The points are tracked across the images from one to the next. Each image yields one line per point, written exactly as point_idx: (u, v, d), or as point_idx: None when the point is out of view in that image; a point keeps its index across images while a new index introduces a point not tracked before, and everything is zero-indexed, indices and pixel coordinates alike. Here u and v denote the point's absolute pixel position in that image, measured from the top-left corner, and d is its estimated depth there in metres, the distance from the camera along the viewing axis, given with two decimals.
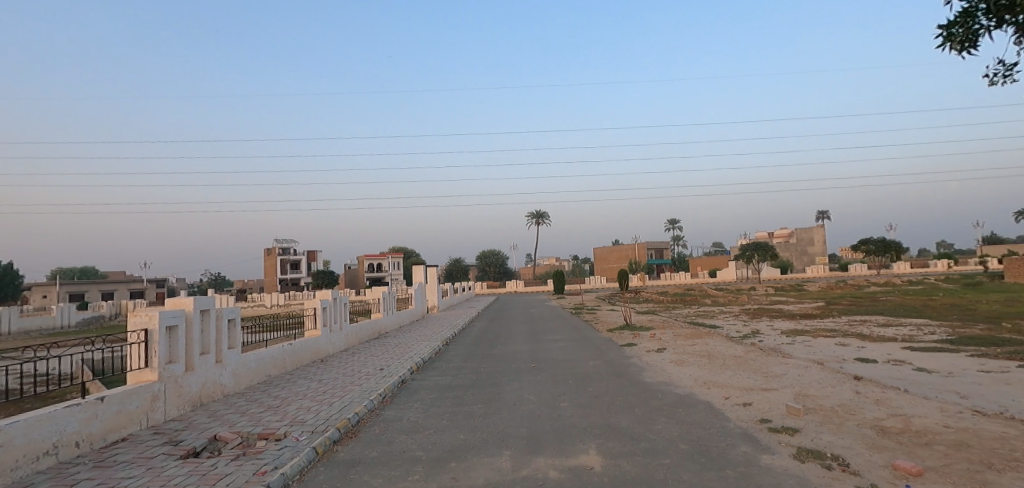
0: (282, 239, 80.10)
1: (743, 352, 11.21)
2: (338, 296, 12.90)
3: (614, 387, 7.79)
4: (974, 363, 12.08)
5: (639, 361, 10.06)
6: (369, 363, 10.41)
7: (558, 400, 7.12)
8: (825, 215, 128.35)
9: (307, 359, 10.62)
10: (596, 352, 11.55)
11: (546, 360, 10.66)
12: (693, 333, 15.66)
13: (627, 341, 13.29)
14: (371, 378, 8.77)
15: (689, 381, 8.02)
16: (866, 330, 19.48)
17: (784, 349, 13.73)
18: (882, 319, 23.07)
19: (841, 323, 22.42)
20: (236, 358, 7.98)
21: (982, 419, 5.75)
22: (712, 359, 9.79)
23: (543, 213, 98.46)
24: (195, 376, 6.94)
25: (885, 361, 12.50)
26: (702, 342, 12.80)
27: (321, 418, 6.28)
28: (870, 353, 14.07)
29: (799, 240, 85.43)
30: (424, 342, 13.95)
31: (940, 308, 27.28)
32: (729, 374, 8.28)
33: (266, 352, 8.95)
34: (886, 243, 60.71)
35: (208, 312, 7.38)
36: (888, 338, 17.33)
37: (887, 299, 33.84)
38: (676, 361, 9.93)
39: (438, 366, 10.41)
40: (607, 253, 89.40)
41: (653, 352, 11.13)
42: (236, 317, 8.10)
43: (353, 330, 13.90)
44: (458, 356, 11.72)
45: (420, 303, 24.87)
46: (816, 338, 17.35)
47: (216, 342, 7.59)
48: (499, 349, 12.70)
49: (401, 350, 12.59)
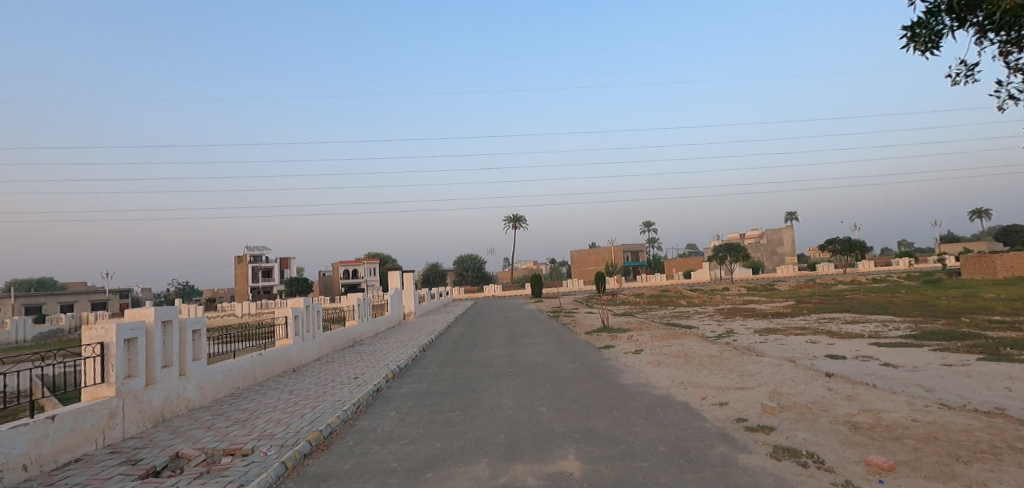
0: (253, 246, 78.23)
1: (718, 351, 11.33)
2: (311, 304, 12.59)
3: (593, 390, 7.75)
4: (937, 357, 12.48)
5: (616, 363, 10.06)
6: (343, 372, 10.14)
7: (537, 405, 7.04)
8: (795, 215, 131.98)
9: (279, 369, 10.30)
10: (574, 355, 11.52)
11: (524, 364, 10.57)
12: (669, 333, 15.82)
13: (604, 343, 13.32)
14: (345, 387, 8.55)
15: (666, 381, 8.03)
16: (836, 328, 19.98)
17: (758, 347, 13.96)
18: (850, 316, 23.75)
19: (811, 321, 22.97)
20: (201, 371, 7.66)
21: (949, 412, 5.89)
22: (688, 359, 9.88)
23: (520, 217, 98.72)
24: (156, 391, 6.62)
25: (854, 358, 12.82)
26: (679, 343, 12.90)
27: (291, 431, 6.06)
28: (840, 349, 14.41)
29: (769, 241, 87.57)
30: (400, 349, 13.70)
31: (904, 304, 28.24)
32: (706, 374, 8.34)
33: (234, 362, 8.65)
34: (851, 242, 62.69)
35: (170, 323, 7.07)
36: (856, 335, 17.82)
37: (854, 297, 34.90)
38: (653, 362, 9.96)
39: (415, 373, 10.22)
40: (584, 256, 90.05)
41: (631, 354, 11.16)
42: (201, 328, 7.79)
43: (327, 338, 13.58)
44: (435, 362, 11.53)
45: (396, 309, 24.49)
46: (788, 337, 17.72)
47: (180, 354, 7.27)
48: (477, 355, 12.55)
49: (377, 357, 12.34)
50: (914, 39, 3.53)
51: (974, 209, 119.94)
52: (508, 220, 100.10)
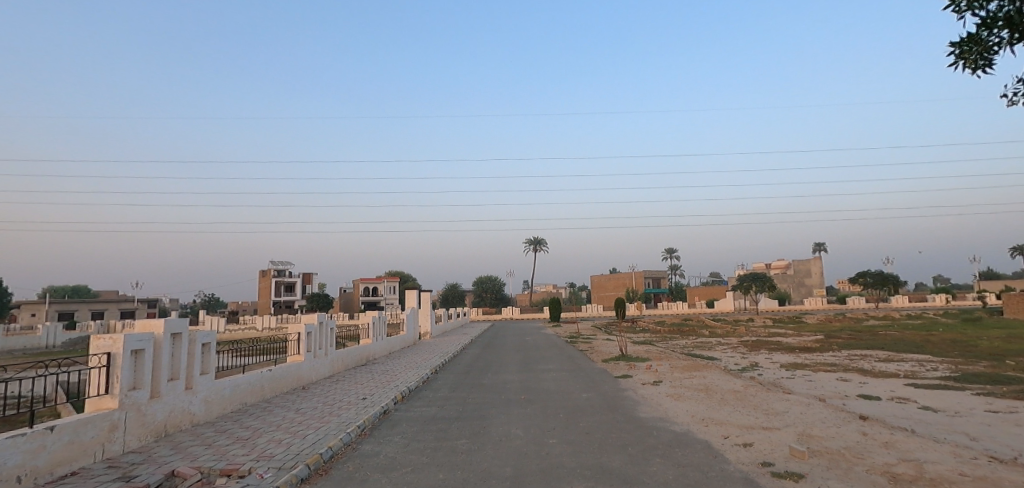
0: (277, 261, 79.72)
1: (742, 386, 10.81)
2: (325, 321, 12.51)
3: (607, 423, 7.38)
4: (981, 402, 11.67)
5: (634, 395, 9.64)
6: (352, 392, 9.94)
7: (547, 436, 6.70)
8: (823, 246, 128.85)
9: (288, 386, 10.16)
10: (589, 384, 11.11)
11: (537, 392, 10.22)
12: (690, 365, 15.23)
13: (622, 372, 12.85)
14: (352, 408, 8.34)
15: (686, 417, 7.61)
16: (867, 365, 19.03)
17: (784, 383, 13.31)
18: (883, 353, 22.64)
19: (841, 357, 21.99)
20: (208, 385, 7.56)
21: (1001, 467, 5.36)
22: (709, 393, 9.40)
23: (541, 240, 98.50)
24: (160, 404, 6.52)
25: (889, 399, 12.09)
26: (700, 375, 12.37)
27: (291, 453, 5.85)
28: (873, 389, 13.63)
29: (796, 272, 85.26)
30: (411, 370, 13.46)
31: (941, 343, 26.87)
32: (728, 410, 7.88)
33: (243, 378, 8.54)
34: (884, 276, 60.51)
35: (180, 336, 7.01)
36: (890, 374, 16.91)
37: (887, 333, 33.39)
38: (672, 394, 9.50)
39: (425, 395, 9.96)
40: (604, 281, 89.10)
41: (649, 385, 10.72)
42: (211, 342, 7.73)
43: (339, 356, 13.45)
44: (446, 386, 11.25)
45: (412, 329, 24.33)
46: (816, 373, 16.93)
47: (187, 368, 7.19)
48: (489, 379, 12.24)
49: (388, 377, 12.13)
50: (961, 56, 3.34)
51: (1014, 245, 115.21)
52: (528, 242, 100.00)
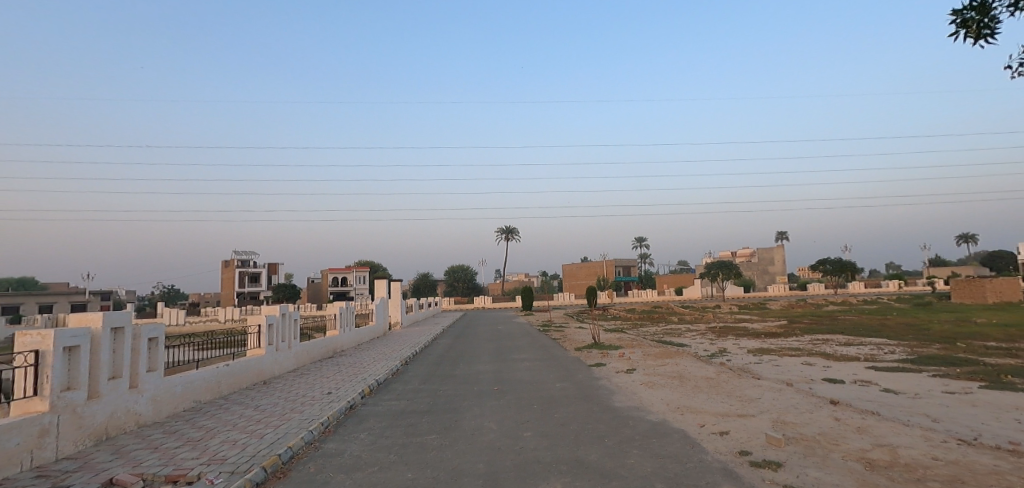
0: (241, 251, 77.17)
1: (714, 373, 10.86)
2: (288, 312, 11.92)
3: (583, 413, 7.19)
4: (938, 384, 12.07)
5: (608, 383, 9.52)
6: (317, 386, 9.49)
7: (521, 429, 6.45)
8: (785, 235, 133.02)
9: (248, 382, 9.63)
10: (563, 373, 10.96)
11: (510, 382, 9.99)
12: (661, 352, 15.29)
13: (595, 360, 12.76)
14: (315, 404, 7.91)
15: (661, 406, 7.49)
16: (830, 349, 19.60)
17: (753, 369, 13.49)
18: (843, 338, 23.42)
19: (804, 342, 22.62)
20: (156, 383, 7.02)
21: (970, 450, 5.41)
22: (683, 381, 9.36)
23: (513, 229, 98.36)
24: (100, 405, 5.98)
25: (853, 382, 12.37)
26: (672, 362, 12.39)
27: (247, 454, 5.43)
28: (836, 373, 13.96)
29: (760, 260, 87.84)
30: (380, 362, 13.04)
31: (897, 327, 28.03)
32: (703, 398, 7.82)
33: (196, 374, 7.99)
34: (842, 263, 62.83)
35: (122, 330, 6.45)
36: (851, 357, 17.42)
37: (846, 318, 34.63)
38: (646, 383, 9.41)
39: (394, 388, 9.60)
40: (576, 270, 89.87)
41: (623, 373, 10.65)
42: (159, 336, 7.17)
43: (304, 349, 12.91)
44: (417, 378, 10.90)
45: (382, 320, 23.78)
46: (782, 358, 17.31)
47: (131, 365, 6.64)
48: (461, 370, 11.96)
49: (356, 370, 11.69)
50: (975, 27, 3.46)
51: (961, 234, 121.59)
52: (500, 231, 99.76)
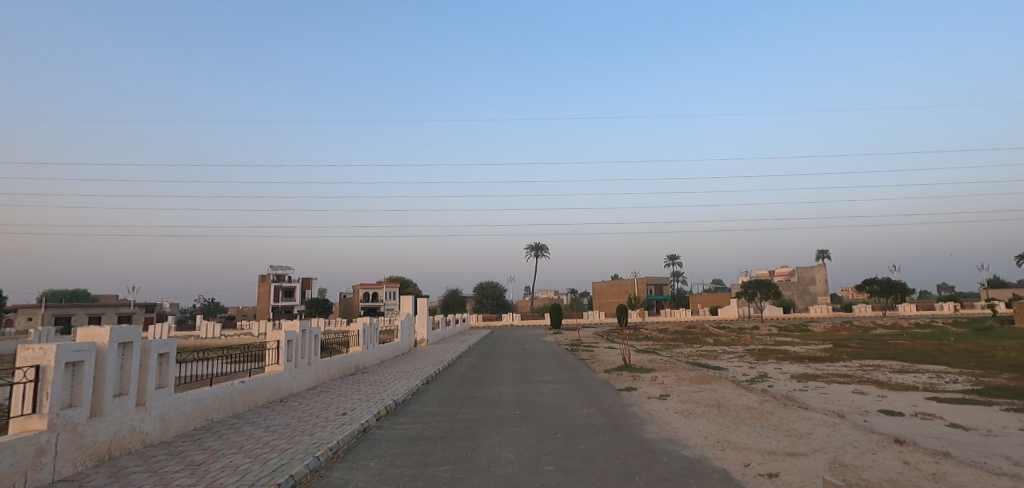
0: (277, 265, 79.13)
1: (756, 401, 10.01)
2: (309, 328, 11.71)
3: (610, 445, 6.55)
4: (1013, 420, 10.81)
5: (639, 411, 8.83)
6: (333, 406, 9.14)
7: (542, 462, 5.88)
8: (825, 253, 127.70)
9: (264, 399, 9.38)
10: (590, 398, 10.29)
11: (533, 407, 9.41)
12: (698, 376, 14.40)
13: (625, 384, 12.04)
14: (327, 425, 7.55)
15: (698, 439, 6.80)
16: (883, 377, 18.13)
17: (799, 397, 12.50)
18: (897, 364, 21.81)
19: (854, 368, 21.13)
20: (166, 400, 6.78)
21: None
22: (722, 410, 8.61)
23: (542, 246, 97.93)
24: (102, 424, 5.72)
25: (913, 415, 11.25)
26: (709, 388, 11.55)
27: (246, 482, 5.05)
28: (893, 404, 12.77)
29: (800, 279, 84.36)
30: (400, 381, 12.63)
31: (957, 353, 25.99)
32: (746, 431, 7.06)
33: (208, 391, 7.74)
34: (891, 283, 59.46)
35: (130, 345, 6.25)
36: (908, 386, 16.02)
37: (897, 343, 32.43)
38: (681, 411, 8.67)
39: (412, 411, 9.15)
40: (606, 288, 88.42)
41: (655, 399, 9.93)
42: (171, 352, 6.96)
43: (325, 365, 12.66)
44: (437, 399, 10.43)
45: (407, 337, 23.50)
46: (830, 385, 16.09)
47: (139, 381, 6.41)
48: (482, 392, 11.44)
49: (375, 389, 11.32)
50: None
51: (1021, 254, 114.06)
52: (530, 248, 99.37)
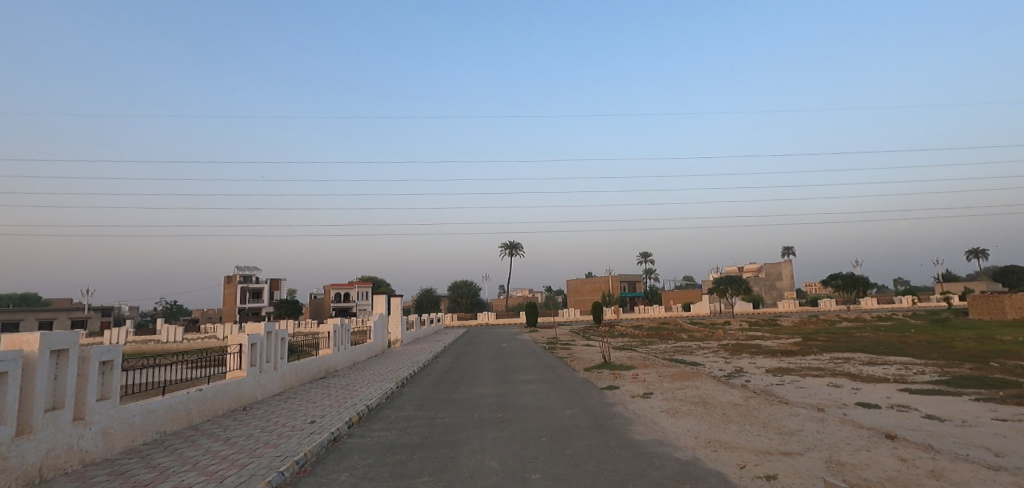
0: (244, 266, 76.70)
1: (740, 397, 9.86)
2: (274, 330, 11.00)
3: (599, 449, 6.23)
4: (985, 409, 10.98)
5: (623, 410, 8.54)
6: (300, 413, 8.53)
7: (528, 470, 5.49)
8: (791, 250, 131.18)
9: (224, 408, 8.70)
10: (572, 398, 9.94)
11: (514, 409, 9.00)
12: (678, 372, 14.24)
13: (607, 383, 11.78)
14: (293, 435, 6.98)
15: (688, 439, 6.53)
16: (855, 369, 18.41)
17: (778, 392, 12.47)
18: (866, 356, 22.25)
19: (825, 360, 21.48)
20: (110, 413, 6.11)
21: None
22: (708, 408, 8.39)
23: (517, 244, 97.68)
24: (31, 443, 5.04)
25: (889, 407, 11.32)
26: (692, 385, 11.36)
27: None
28: (869, 396, 12.85)
29: (768, 275, 86.44)
30: (373, 384, 12.04)
31: (920, 345, 26.77)
32: (736, 430, 6.83)
33: (160, 401, 7.06)
34: (855, 278, 61.34)
35: (66, 352, 5.59)
36: (879, 378, 16.27)
37: (863, 335, 33.32)
38: (666, 410, 8.40)
39: (386, 416, 8.64)
40: (581, 286, 88.89)
41: (639, 398, 9.67)
42: (115, 359, 6.30)
43: (292, 370, 11.99)
44: (412, 403, 9.91)
45: (381, 338, 22.80)
46: (806, 379, 16.20)
47: (77, 393, 5.73)
48: (460, 394, 10.97)
49: (346, 393, 10.74)
50: None
51: (971, 248, 119.70)
52: (505, 246, 98.94)
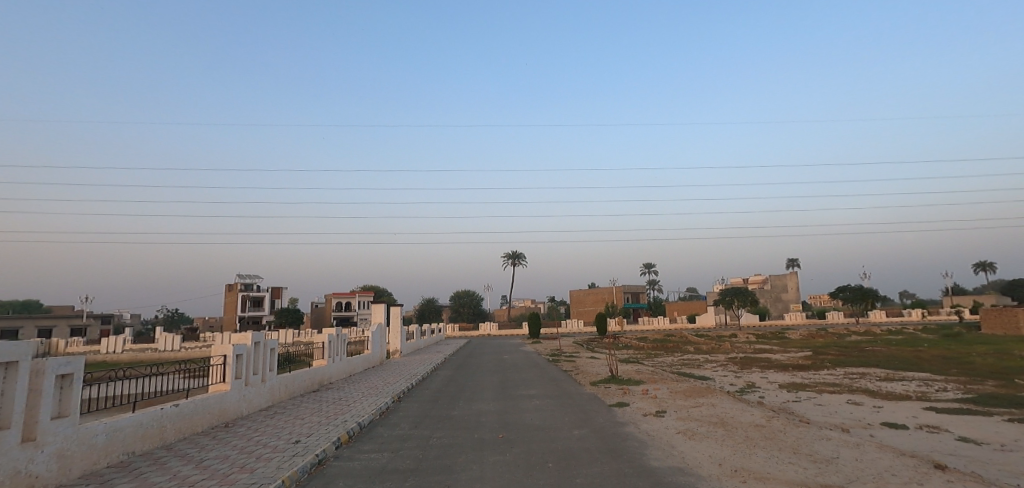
0: (245, 274, 76.33)
1: (759, 416, 9.20)
2: (262, 341, 10.34)
3: (613, 478, 5.56)
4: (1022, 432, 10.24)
5: (635, 431, 7.86)
6: (285, 431, 7.87)
7: None
8: (795, 261, 130.29)
9: (204, 425, 8.06)
10: (579, 416, 9.25)
11: (517, 428, 8.34)
12: (690, 388, 13.52)
13: (615, 399, 11.09)
14: (273, 458, 6.32)
15: (712, 467, 5.85)
16: (872, 386, 17.60)
17: (797, 410, 11.77)
18: (882, 371, 21.45)
19: (839, 376, 20.70)
20: (67, 433, 5.47)
21: None
22: (729, 429, 7.71)
23: (520, 254, 97.24)
24: None
25: (918, 427, 10.59)
26: (707, 402, 10.66)
27: None
28: (894, 415, 12.11)
29: (773, 287, 85.60)
30: (367, 398, 11.37)
31: (937, 360, 25.94)
32: (764, 456, 6.17)
33: (129, 418, 6.44)
34: (863, 291, 60.41)
35: (15, 365, 4.98)
36: (899, 395, 15.50)
37: (875, 349, 32.47)
38: (683, 431, 7.72)
39: (379, 435, 8.00)
40: (584, 296, 88.17)
41: (652, 416, 9.00)
42: (76, 371, 5.70)
43: (282, 382, 11.36)
44: (406, 420, 9.25)
45: (379, 348, 22.15)
46: (823, 396, 15.46)
47: (28, 411, 5.10)
48: (459, 410, 10.33)
49: (338, 408, 10.07)
50: None
51: (978, 262, 118.70)
52: (507, 256, 98.49)
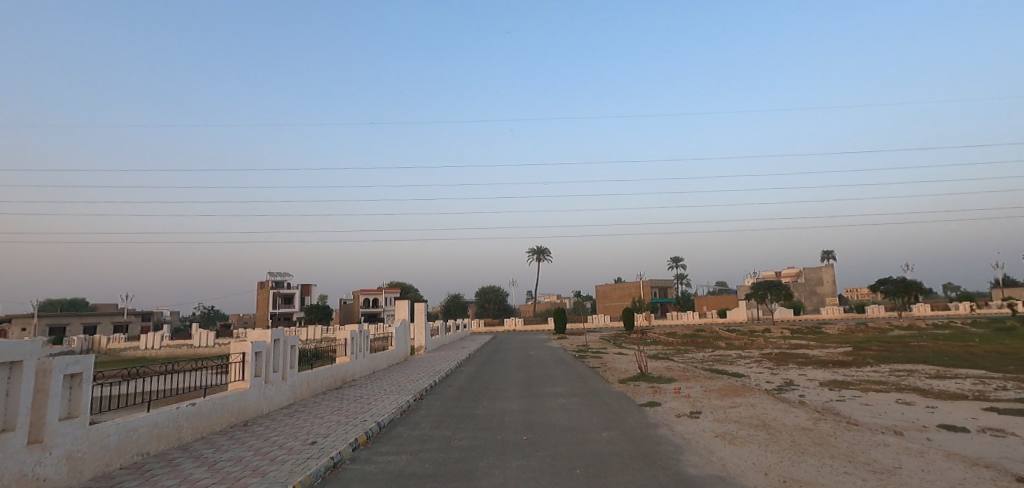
0: (276, 272, 77.92)
1: (804, 418, 8.56)
2: (282, 338, 10.16)
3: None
4: None
5: (669, 434, 7.32)
6: (303, 431, 7.64)
7: None
8: (830, 254, 125.64)
9: (221, 424, 7.90)
10: (607, 417, 8.76)
11: (542, 429, 7.93)
12: (726, 386, 12.84)
13: (646, 398, 10.54)
14: (287, 461, 6.06)
15: (757, 477, 5.31)
16: (923, 384, 16.50)
17: (842, 410, 10.99)
18: (931, 368, 20.21)
19: (885, 373, 19.56)
20: (76, 434, 5.29)
21: None
22: (772, 432, 7.14)
23: (545, 248, 96.64)
24: None
25: (980, 430, 9.74)
26: (745, 402, 10.02)
27: None
28: (951, 417, 11.20)
29: (807, 280, 82.75)
30: (389, 396, 11.12)
31: (990, 355, 24.35)
32: (817, 465, 5.57)
33: (143, 418, 6.27)
34: (905, 283, 57.66)
35: (20, 364, 4.81)
36: (953, 394, 14.46)
37: (921, 345, 30.79)
38: (722, 435, 7.16)
39: (399, 436, 7.69)
40: (610, 291, 86.98)
41: (686, 417, 8.46)
42: (85, 371, 5.52)
43: (303, 380, 11.20)
44: (427, 420, 8.92)
45: (403, 344, 22.03)
46: (869, 394, 14.54)
47: (34, 412, 4.93)
48: (482, 409, 9.97)
49: (359, 407, 9.83)
50: None
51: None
52: (532, 252, 98.04)
